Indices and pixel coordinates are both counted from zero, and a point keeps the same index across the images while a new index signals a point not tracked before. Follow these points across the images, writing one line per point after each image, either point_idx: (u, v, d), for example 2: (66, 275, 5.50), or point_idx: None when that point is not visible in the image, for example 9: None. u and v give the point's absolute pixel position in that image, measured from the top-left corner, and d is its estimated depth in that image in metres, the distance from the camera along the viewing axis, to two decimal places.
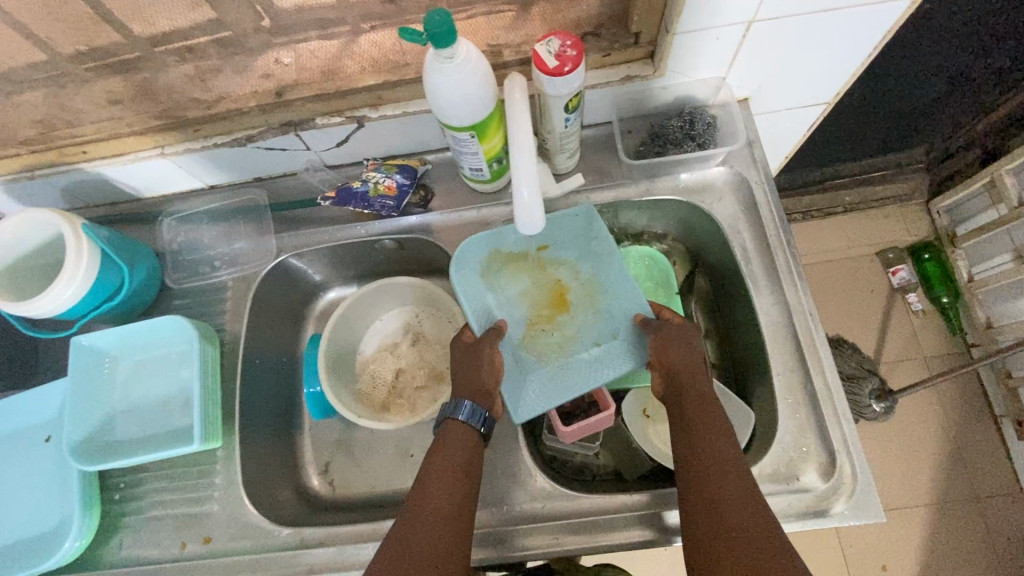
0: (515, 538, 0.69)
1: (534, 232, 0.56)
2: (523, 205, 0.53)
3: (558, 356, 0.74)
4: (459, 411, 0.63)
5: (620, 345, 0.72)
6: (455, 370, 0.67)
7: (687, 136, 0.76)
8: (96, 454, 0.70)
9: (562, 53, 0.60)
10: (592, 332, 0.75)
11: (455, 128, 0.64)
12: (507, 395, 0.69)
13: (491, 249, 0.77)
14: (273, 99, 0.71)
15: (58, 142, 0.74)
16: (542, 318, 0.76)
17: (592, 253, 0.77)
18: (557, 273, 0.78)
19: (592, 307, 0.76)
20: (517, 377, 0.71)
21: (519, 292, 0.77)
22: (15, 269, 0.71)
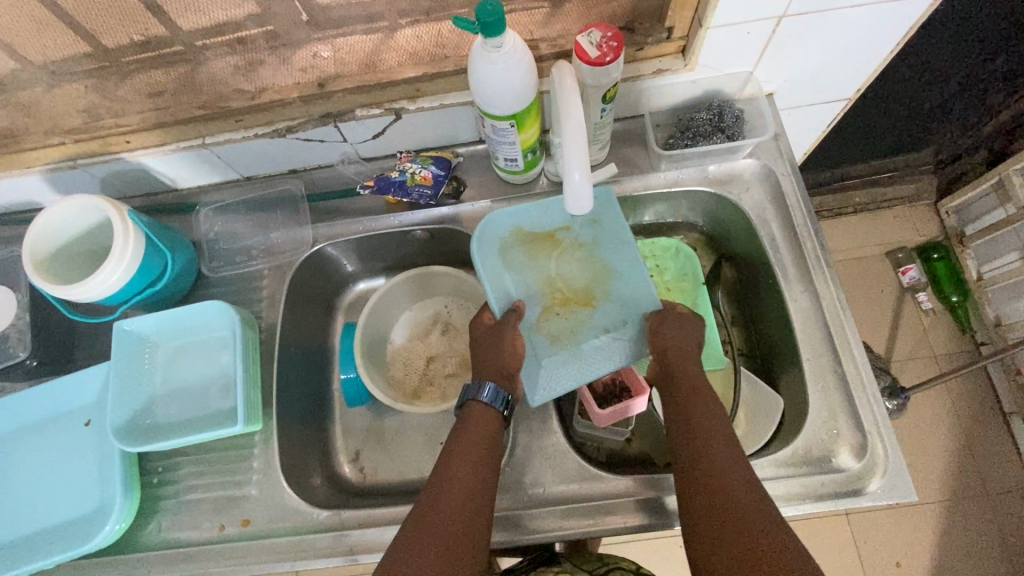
0: (529, 522, 0.70)
1: (580, 213, 0.58)
2: (573, 187, 0.55)
3: (571, 339, 0.70)
4: (481, 392, 0.65)
5: (633, 332, 0.70)
6: (479, 352, 0.69)
7: (717, 128, 0.78)
8: (137, 436, 0.71)
9: (603, 44, 0.62)
10: (606, 317, 0.71)
11: (496, 117, 0.66)
12: (526, 378, 0.69)
13: (513, 227, 0.76)
14: (315, 90, 0.74)
15: (103, 132, 0.76)
16: (559, 299, 0.72)
17: (614, 237, 0.75)
18: (577, 254, 0.75)
19: (609, 292, 0.73)
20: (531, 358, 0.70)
21: (535, 273, 0.74)
22: (61, 253, 0.72)
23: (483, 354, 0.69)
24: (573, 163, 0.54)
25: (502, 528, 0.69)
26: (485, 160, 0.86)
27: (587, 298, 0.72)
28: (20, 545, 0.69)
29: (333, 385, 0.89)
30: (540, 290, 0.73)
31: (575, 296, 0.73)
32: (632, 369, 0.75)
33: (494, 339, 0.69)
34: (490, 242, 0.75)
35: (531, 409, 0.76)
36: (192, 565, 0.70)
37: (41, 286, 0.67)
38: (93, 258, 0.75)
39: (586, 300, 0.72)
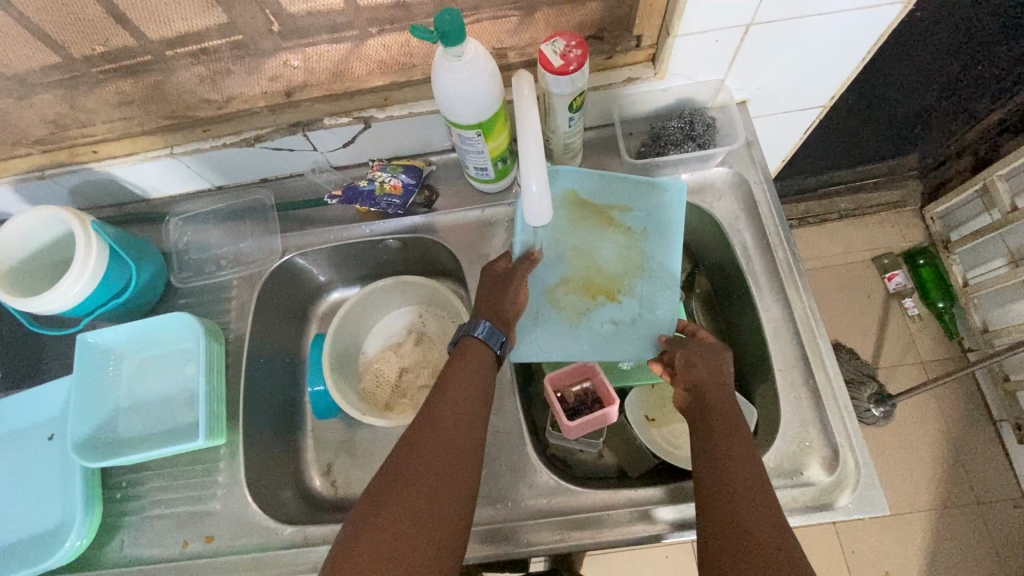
0: (524, 534, 0.69)
1: (538, 223, 0.56)
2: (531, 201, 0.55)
3: (576, 315, 0.73)
4: (477, 331, 0.64)
5: (633, 332, 0.72)
6: (482, 296, 0.69)
7: (688, 137, 0.77)
8: (99, 451, 0.70)
9: (567, 53, 0.61)
10: (617, 311, 0.73)
11: (461, 125, 0.66)
12: (518, 330, 0.72)
13: (571, 190, 0.77)
14: (284, 99, 0.74)
15: (70, 142, 0.76)
16: (580, 275, 0.75)
17: (662, 237, 0.75)
18: (622, 240, 0.76)
19: (632, 287, 0.74)
20: (533, 318, 0.73)
21: (573, 242, 0.76)
22: (25, 267, 0.71)
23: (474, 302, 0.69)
24: (532, 175, 0.53)
25: (482, 543, 0.68)
26: (458, 169, 0.85)
27: (611, 286, 0.74)
28: None
29: (304, 396, 0.88)
30: (568, 260, 0.75)
31: (601, 279, 0.74)
32: (604, 379, 0.75)
33: (496, 287, 0.69)
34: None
35: (503, 420, 0.75)
36: None
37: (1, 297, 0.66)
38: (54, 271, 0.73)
39: (609, 287, 0.74)
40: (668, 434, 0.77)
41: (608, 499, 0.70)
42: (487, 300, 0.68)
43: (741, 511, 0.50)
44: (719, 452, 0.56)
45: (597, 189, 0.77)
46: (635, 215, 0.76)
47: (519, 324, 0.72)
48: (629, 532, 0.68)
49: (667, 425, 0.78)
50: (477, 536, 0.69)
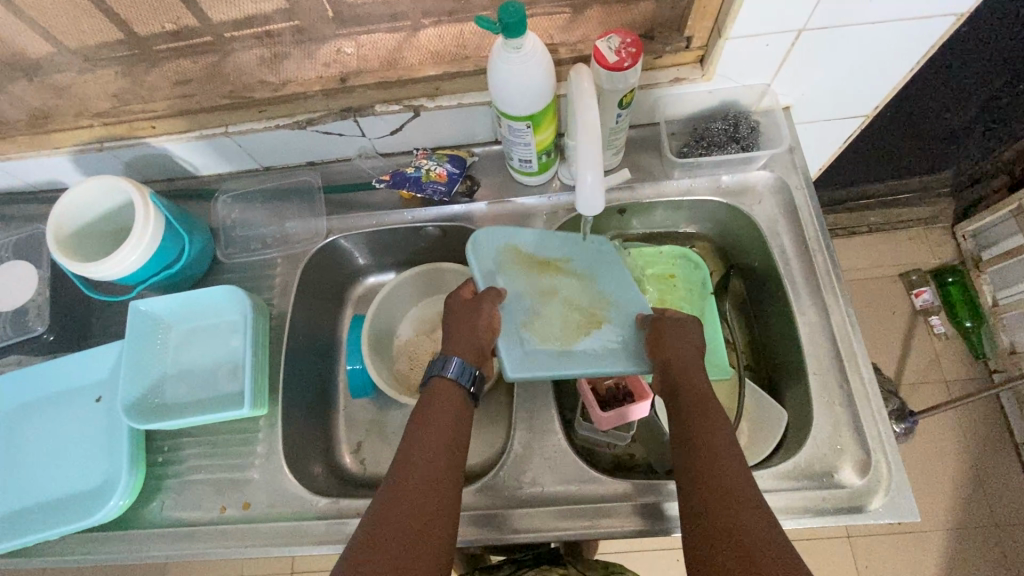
0: (510, 520, 0.70)
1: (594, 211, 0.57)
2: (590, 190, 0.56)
3: (562, 346, 0.72)
4: (447, 368, 0.65)
5: (622, 348, 0.72)
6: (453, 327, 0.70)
7: (731, 139, 0.78)
8: (146, 414, 0.72)
9: (622, 50, 0.63)
10: (603, 337, 0.73)
11: (512, 117, 0.67)
12: (507, 359, 0.69)
13: (511, 242, 0.78)
14: (337, 84, 0.76)
15: (130, 116, 0.78)
16: (551, 314, 0.74)
17: (610, 275, 0.79)
18: (576, 283, 0.78)
19: (602, 316, 0.75)
20: (517, 349, 0.70)
21: (531, 288, 0.76)
22: (82, 234, 0.74)
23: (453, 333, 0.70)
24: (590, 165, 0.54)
25: (470, 523, 0.70)
26: (499, 161, 0.87)
27: (584, 320, 0.75)
28: (30, 515, 0.71)
29: (337, 376, 0.90)
30: (534, 302, 0.75)
31: (572, 316, 0.75)
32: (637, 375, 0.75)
33: (464, 317, 0.70)
34: (489, 254, 0.76)
35: (534, 407, 0.76)
36: (194, 544, 0.71)
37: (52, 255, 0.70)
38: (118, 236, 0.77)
39: (583, 320, 0.75)
40: None
41: (607, 491, 0.71)
42: (458, 330, 0.70)
43: (713, 478, 0.53)
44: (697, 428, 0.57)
45: (537, 243, 0.79)
46: (577, 261, 0.79)
47: (497, 352, 0.70)
48: (619, 525, 0.69)
49: None
50: (466, 518, 0.70)
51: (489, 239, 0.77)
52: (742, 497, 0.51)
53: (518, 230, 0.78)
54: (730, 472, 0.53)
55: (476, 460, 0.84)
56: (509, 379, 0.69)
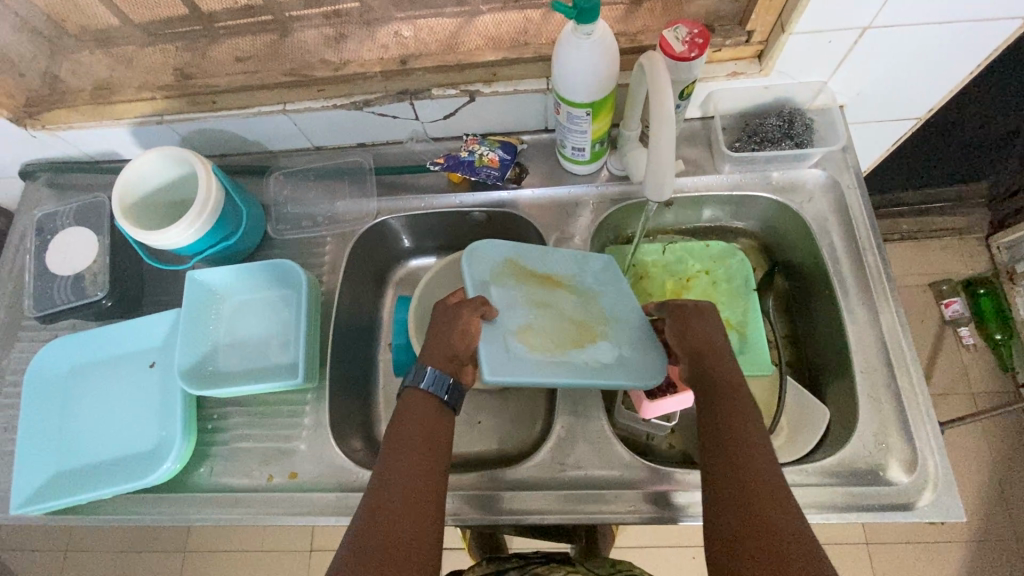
0: (517, 502, 0.71)
1: (660, 196, 0.57)
2: (659, 180, 0.56)
3: (552, 355, 0.67)
4: (419, 379, 0.62)
5: (615, 367, 0.68)
6: (433, 330, 0.66)
7: (786, 135, 0.79)
8: (199, 380, 0.74)
9: (689, 40, 0.63)
10: (596, 353, 0.69)
11: (573, 104, 0.68)
12: (484, 359, 0.63)
13: (512, 253, 0.74)
14: (397, 66, 0.77)
15: (193, 91, 0.80)
16: (545, 326, 0.69)
17: (615, 294, 0.75)
18: (576, 298, 0.74)
19: (599, 333, 0.71)
20: (502, 353, 0.64)
21: (525, 297, 0.71)
22: (143, 204, 0.76)
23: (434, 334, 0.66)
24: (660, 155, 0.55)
25: (463, 502, 0.72)
26: (548, 149, 0.87)
27: (580, 335, 0.70)
28: (84, 474, 0.73)
29: (378, 356, 0.92)
30: (526, 310, 0.70)
31: (568, 330, 0.70)
32: None
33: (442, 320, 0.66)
34: (484, 259, 0.72)
35: (578, 393, 0.77)
36: (241, 510, 0.72)
37: (116, 221, 0.72)
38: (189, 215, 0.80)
39: (578, 334, 0.70)
40: None
41: (600, 478, 0.72)
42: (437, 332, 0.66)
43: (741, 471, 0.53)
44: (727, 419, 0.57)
45: (540, 258, 0.76)
46: (581, 278, 0.76)
47: (476, 351, 0.64)
48: (609, 510, 0.70)
49: None
50: (475, 498, 0.72)
51: (484, 245, 0.73)
52: (774, 499, 0.50)
53: (514, 244, 0.75)
54: (762, 471, 0.52)
55: (513, 442, 0.85)
56: (483, 382, 0.62)
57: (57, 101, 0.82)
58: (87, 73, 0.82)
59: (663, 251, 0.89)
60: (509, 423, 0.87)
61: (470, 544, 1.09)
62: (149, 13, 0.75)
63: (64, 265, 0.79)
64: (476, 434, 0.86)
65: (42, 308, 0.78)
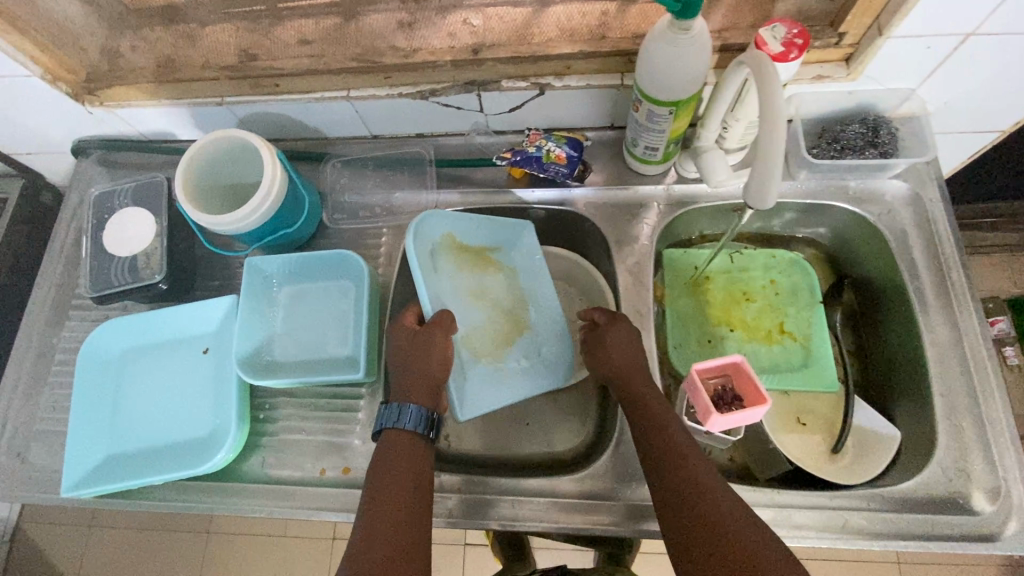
0: (584, 511, 0.71)
1: (764, 201, 0.53)
2: (768, 163, 0.51)
3: (490, 357, 0.79)
4: (403, 420, 0.63)
5: (540, 363, 0.79)
6: (403, 361, 0.69)
7: (869, 143, 0.76)
8: (255, 369, 0.73)
9: (788, 40, 0.60)
10: (526, 345, 0.80)
11: (657, 101, 0.65)
12: (453, 395, 0.74)
13: (446, 233, 0.80)
14: (469, 56, 0.74)
15: (255, 72, 0.77)
16: (486, 321, 0.80)
17: (535, 272, 0.83)
18: (501, 280, 0.83)
19: (524, 319, 0.81)
20: (460, 379, 0.76)
21: (460, 289, 0.80)
22: (204, 188, 0.75)
23: (406, 364, 0.68)
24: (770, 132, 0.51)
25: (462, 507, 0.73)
26: (613, 147, 0.84)
27: (512, 325, 0.81)
28: (136, 458, 0.72)
29: None
30: (466, 301, 0.80)
31: (502, 321, 0.81)
32: (753, 380, 0.71)
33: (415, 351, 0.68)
34: (424, 246, 0.78)
35: None
36: (293, 503, 0.71)
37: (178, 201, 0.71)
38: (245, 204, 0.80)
39: (509, 325, 0.81)
40: (800, 441, 0.78)
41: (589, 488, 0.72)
42: (412, 364, 0.68)
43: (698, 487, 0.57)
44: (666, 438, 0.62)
45: (474, 231, 0.82)
46: (503, 255, 0.84)
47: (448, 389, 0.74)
48: (592, 522, 0.71)
49: (803, 434, 0.78)
50: (544, 505, 0.72)
51: (428, 231, 0.78)
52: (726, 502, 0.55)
53: (455, 218, 0.80)
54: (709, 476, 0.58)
55: (563, 447, 0.83)
56: (459, 419, 0.74)
57: (117, 79, 0.80)
58: (148, 51, 0.80)
59: (728, 258, 0.88)
60: (560, 427, 0.85)
61: (495, 541, 1.08)
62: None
63: (120, 245, 0.77)
64: (524, 436, 0.84)
65: (98, 288, 0.76)
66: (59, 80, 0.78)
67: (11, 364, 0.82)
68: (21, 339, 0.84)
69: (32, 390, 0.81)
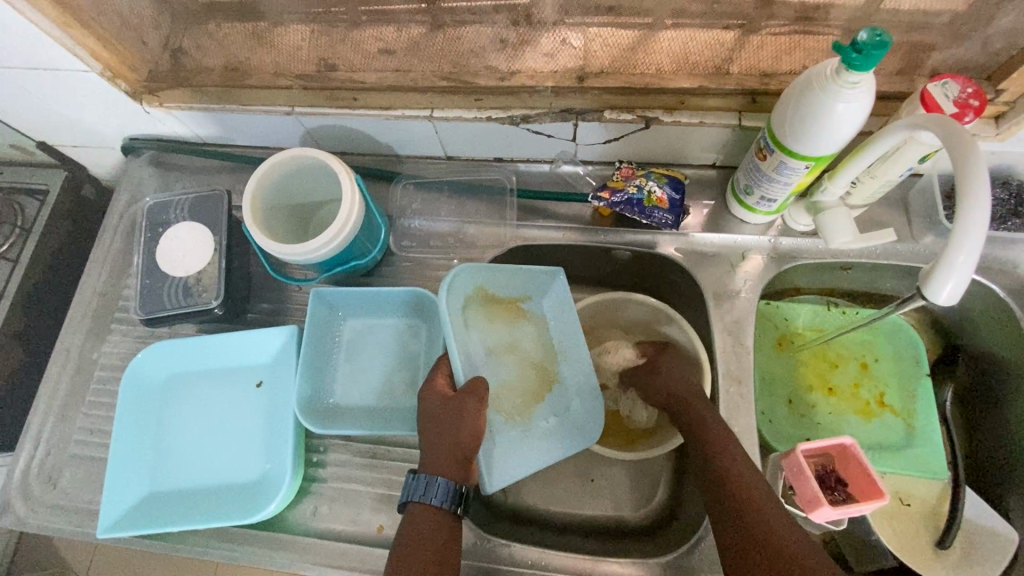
0: None
1: (952, 294, 0.45)
2: (966, 247, 0.44)
3: (519, 418, 0.68)
4: (430, 493, 0.57)
5: (573, 420, 0.69)
6: (432, 428, 0.60)
7: (1010, 213, 0.70)
8: (316, 414, 0.67)
9: (962, 100, 0.54)
10: (557, 402, 0.70)
11: (796, 155, 0.57)
12: (482, 464, 0.63)
13: (477, 285, 0.71)
14: (574, 82, 0.66)
15: (335, 84, 0.70)
16: (517, 378, 0.70)
17: (566, 322, 0.73)
18: (529, 331, 0.73)
19: (555, 372, 0.72)
20: (489, 447, 0.65)
21: (490, 345, 0.70)
22: (272, 210, 0.69)
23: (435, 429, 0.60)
24: (973, 210, 0.43)
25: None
26: (714, 189, 0.77)
27: (543, 381, 0.71)
28: (181, 500, 0.67)
29: None
30: (497, 359, 0.70)
31: (533, 377, 0.71)
32: (867, 468, 0.63)
33: (443, 419, 0.60)
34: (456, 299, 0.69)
35: None
36: (347, 565, 0.65)
37: (245, 225, 0.65)
38: (304, 228, 0.73)
39: (539, 381, 0.71)
40: (900, 529, 0.70)
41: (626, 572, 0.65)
42: (440, 433, 0.59)
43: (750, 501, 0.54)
44: (710, 455, 0.59)
45: (502, 279, 0.73)
46: (535, 301, 0.74)
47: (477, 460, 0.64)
48: None
49: (902, 522, 0.71)
50: None
51: (461, 283, 0.70)
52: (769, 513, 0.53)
53: (485, 268, 0.71)
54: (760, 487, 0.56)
55: (631, 513, 0.74)
56: (488, 493, 0.63)
57: (181, 80, 0.73)
58: (216, 51, 0.73)
59: (825, 316, 0.79)
60: (628, 486, 0.75)
61: None
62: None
63: (175, 264, 0.71)
64: (586, 493, 0.75)
65: (149, 310, 0.71)
66: (119, 77, 0.72)
67: (47, 378, 0.76)
68: (58, 353, 0.78)
69: (66, 409, 0.75)
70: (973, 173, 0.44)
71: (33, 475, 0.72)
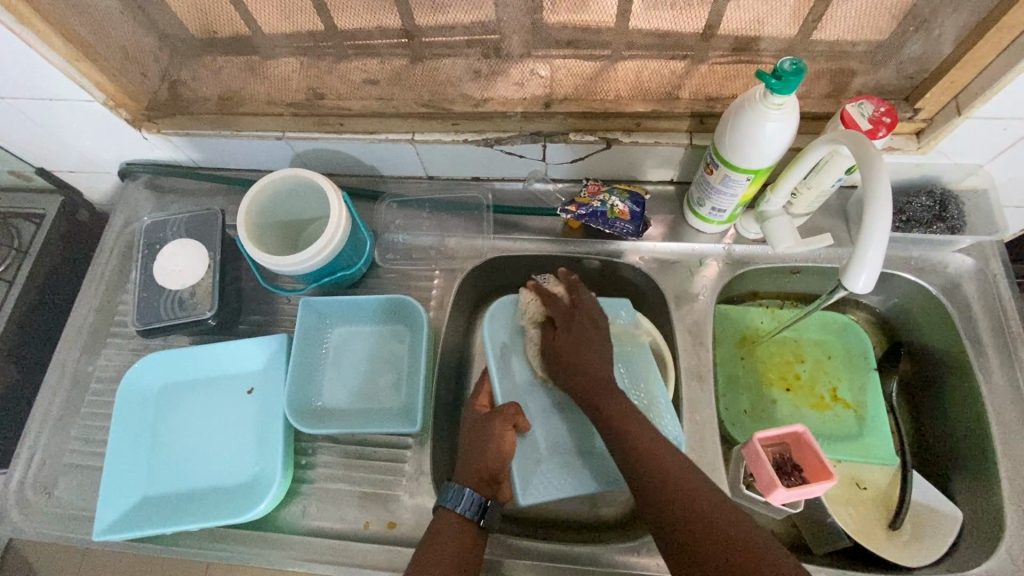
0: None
1: (863, 286, 0.53)
2: (870, 247, 0.51)
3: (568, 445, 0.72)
4: (458, 501, 0.62)
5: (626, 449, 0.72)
6: (466, 446, 0.67)
7: (936, 218, 0.77)
8: (307, 417, 0.72)
9: (876, 118, 0.61)
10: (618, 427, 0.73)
11: (735, 168, 0.64)
12: (516, 475, 0.69)
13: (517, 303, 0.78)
14: (540, 108, 0.74)
15: (323, 111, 0.77)
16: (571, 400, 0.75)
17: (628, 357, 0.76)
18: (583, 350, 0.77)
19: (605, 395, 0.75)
20: (524, 460, 0.70)
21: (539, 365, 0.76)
22: (266, 227, 0.75)
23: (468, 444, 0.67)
24: (877, 215, 0.51)
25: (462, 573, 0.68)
26: (673, 203, 0.84)
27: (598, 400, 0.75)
28: (172, 504, 0.70)
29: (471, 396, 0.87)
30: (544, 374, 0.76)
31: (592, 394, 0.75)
32: (818, 452, 0.68)
33: (476, 435, 0.67)
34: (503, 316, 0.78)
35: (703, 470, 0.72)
36: (334, 559, 0.67)
37: (239, 240, 0.70)
38: (294, 244, 0.78)
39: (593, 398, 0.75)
40: (855, 512, 0.76)
41: (600, 556, 0.68)
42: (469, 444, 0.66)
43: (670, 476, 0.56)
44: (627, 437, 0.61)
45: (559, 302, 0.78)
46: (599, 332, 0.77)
47: (510, 473, 0.69)
48: None
49: (856, 506, 0.76)
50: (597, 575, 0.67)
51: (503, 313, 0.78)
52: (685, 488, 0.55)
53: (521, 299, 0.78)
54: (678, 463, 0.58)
55: (607, 510, 0.76)
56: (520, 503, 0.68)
57: (180, 109, 0.80)
58: (211, 81, 0.79)
59: (777, 319, 0.85)
60: None
61: None
62: (294, 26, 0.73)
63: (171, 278, 0.76)
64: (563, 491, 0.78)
65: (145, 321, 0.75)
66: (120, 106, 0.77)
67: (43, 392, 0.79)
68: (53, 368, 0.81)
69: (62, 420, 0.78)
70: (878, 178, 0.51)
71: (28, 484, 0.75)
